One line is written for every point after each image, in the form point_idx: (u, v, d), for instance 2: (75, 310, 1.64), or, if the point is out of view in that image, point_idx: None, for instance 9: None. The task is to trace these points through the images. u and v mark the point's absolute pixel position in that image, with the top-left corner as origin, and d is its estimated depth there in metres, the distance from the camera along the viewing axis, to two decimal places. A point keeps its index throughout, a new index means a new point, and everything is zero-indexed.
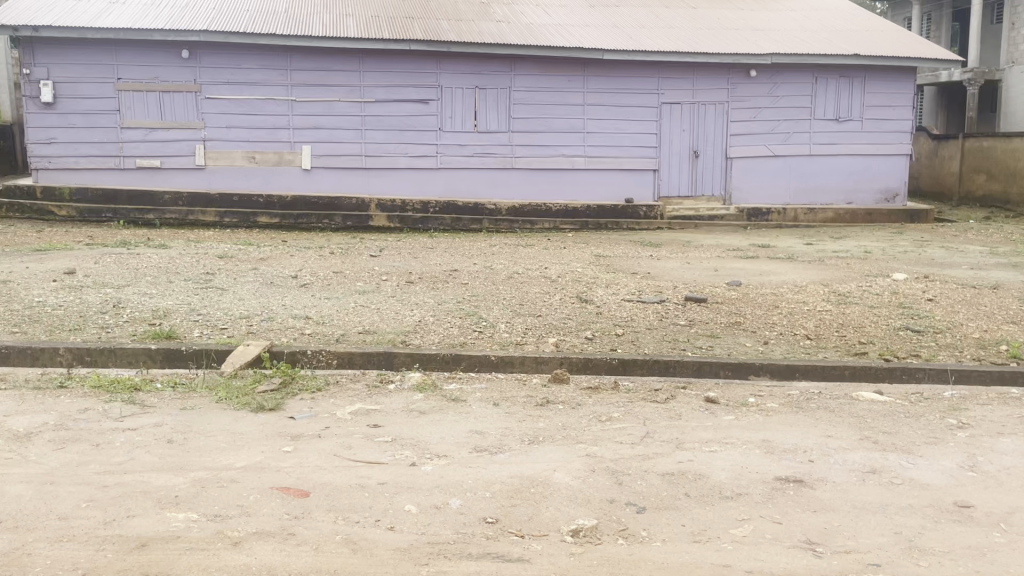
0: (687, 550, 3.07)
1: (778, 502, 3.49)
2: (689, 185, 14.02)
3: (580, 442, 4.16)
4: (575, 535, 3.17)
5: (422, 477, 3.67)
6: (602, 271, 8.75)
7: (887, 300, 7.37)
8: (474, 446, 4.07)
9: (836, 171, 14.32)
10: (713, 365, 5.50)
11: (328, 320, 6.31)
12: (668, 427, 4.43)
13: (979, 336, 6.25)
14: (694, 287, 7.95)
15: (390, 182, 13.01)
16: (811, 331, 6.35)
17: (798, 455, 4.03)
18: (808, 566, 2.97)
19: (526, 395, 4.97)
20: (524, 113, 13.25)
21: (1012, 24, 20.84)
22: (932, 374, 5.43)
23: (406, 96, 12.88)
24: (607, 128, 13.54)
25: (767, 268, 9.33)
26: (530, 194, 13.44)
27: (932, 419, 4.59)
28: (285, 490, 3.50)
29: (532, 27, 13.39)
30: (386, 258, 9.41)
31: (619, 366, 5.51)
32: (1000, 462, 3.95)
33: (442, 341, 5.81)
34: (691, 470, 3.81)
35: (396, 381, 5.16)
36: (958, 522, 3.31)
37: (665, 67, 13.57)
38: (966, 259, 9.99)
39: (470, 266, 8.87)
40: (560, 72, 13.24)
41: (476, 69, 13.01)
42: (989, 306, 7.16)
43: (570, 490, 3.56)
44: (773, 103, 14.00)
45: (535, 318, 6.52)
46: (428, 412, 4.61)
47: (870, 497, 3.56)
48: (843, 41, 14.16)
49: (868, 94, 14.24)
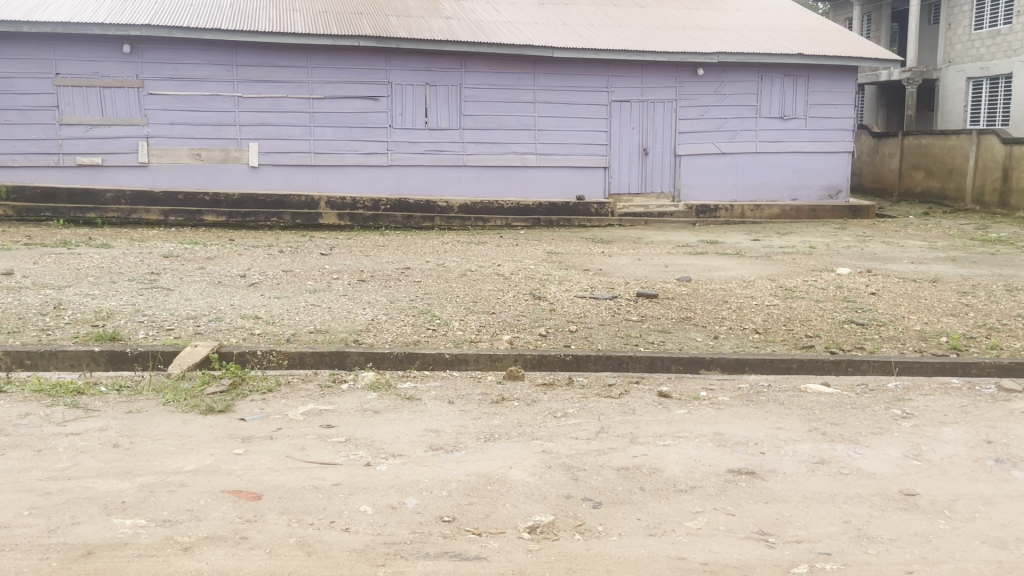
0: (644, 544, 3.09)
1: (731, 494, 3.55)
2: (639, 183, 14.16)
3: (536, 438, 4.16)
4: (532, 532, 3.16)
5: (377, 477, 3.63)
6: (554, 268, 8.77)
7: (832, 294, 7.53)
8: (429, 445, 4.04)
9: (782, 168, 14.58)
10: (666, 360, 5.56)
11: (277, 319, 6.21)
12: (622, 422, 4.47)
13: (920, 329, 6.42)
14: (646, 283, 8.01)
15: (339, 180, 12.87)
16: (759, 325, 6.47)
17: (749, 447, 4.10)
18: (761, 557, 3.01)
19: (481, 392, 4.95)
20: (474, 109, 13.22)
21: (948, 24, 21.39)
22: (876, 366, 5.56)
23: (355, 93, 12.74)
24: (558, 126, 13.59)
25: (715, 263, 9.46)
26: (482, 191, 13.43)
27: (878, 410, 4.70)
28: (236, 493, 3.43)
29: (483, 24, 13.35)
30: (338, 257, 9.27)
31: (573, 362, 5.54)
32: (943, 450, 4.07)
33: (395, 340, 5.76)
34: (646, 463, 3.85)
35: (348, 381, 5.09)
36: (904, 510, 3.40)
37: (615, 65, 13.66)
38: (908, 254, 10.28)
39: (422, 264, 8.81)
40: (511, 70, 13.24)
41: (427, 65, 12.93)
42: (930, 300, 7.36)
43: (527, 487, 3.56)
44: (720, 100, 14.19)
45: (489, 316, 6.50)
46: (383, 411, 4.56)
47: (819, 487, 3.63)
48: (788, 41, 14.42)
49: (812, 92, 14.52)
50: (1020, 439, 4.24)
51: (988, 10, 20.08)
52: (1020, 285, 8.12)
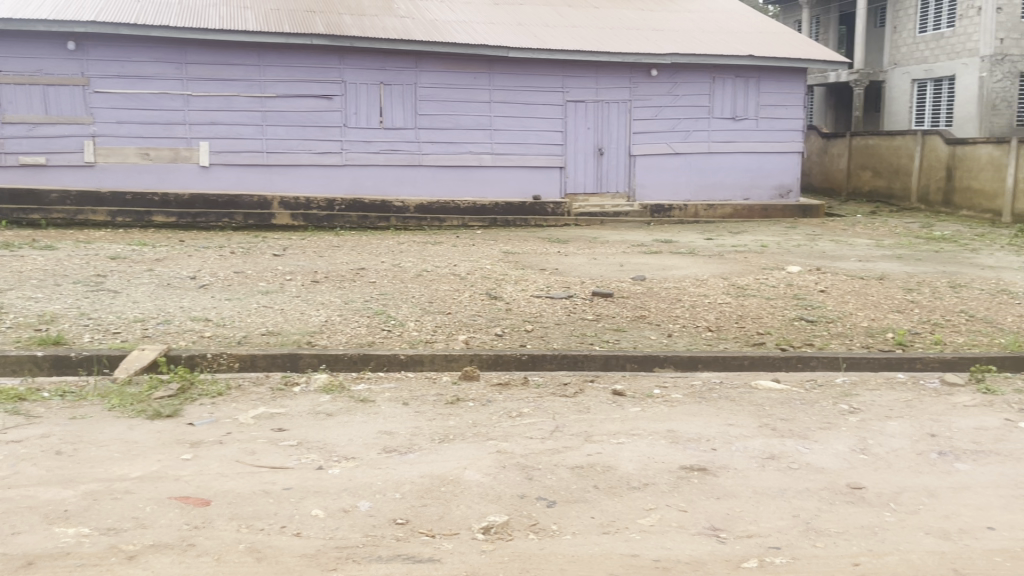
0: (597, 542, 3.11)
1: (683, 490, 3.58)
2: (594, 183, 14.22)
3: (491, 439, 4.15)
4: (486, 532, 3.16)
5: (330, 480, 3.59)
6: (510, 268, 8.78)
7: (782, 292, 7.66)
8: (383, 447, 4.01)
9: (734, 168, 14.78)
10: (621, 358, 5.59)
11: (228, 321, 6.10)
12: (577, 420, 4.48)
13: (868, 325, 6.56)
14: (601, 282, 8.06)
15: (293, 180, 12.70)
16: (712, 323, 6.54)
17: (701, 444, 4.14)
18: (712, 552, 3.05)
19: (436, 393, 4.93)
20: (429, 109, 13.16)
21: (894, 27, 21.91)
22: (824, 362, 5.66)
23: (308, 92, 12.59)
24: (514, 126, 13.60)
25: (669, 262, 9.57)
26: (438, 191, 13.37)
27: (827, 405, 4.79)
28: (184, 499, 3.36)
29: (437, 23, 13.30)
30: (290, 257, 9.17)
31: (528, 361, 5.54)
32: (889, 444, 4.16)
33: (350, 342, 5.71)
34: (600, 462, 3.87)
35: (301, 384, 5.03)
36: (851, 503, 3.47)
37: (570, 65, 13.71)
38: (855, 252, 10.51)
39: (377, 264, 8.75)
40: (466, 70, 13.21)
41: (382, 64, 12.85)
42: (877, 297, 7.53)
43: (481, 488, 3.55)
44: (673, 101, 14.34)
45: (444, 316, 6.48)
46: (336, 414, 4.51)
47: (769, 482, 3.69)
48: (739, 43, 14.64)
49: (763, 93, 14.75)
50: (962, 432, 4.35)
51: (931, 14, 20.60)
52: (963, 281, 8.36)
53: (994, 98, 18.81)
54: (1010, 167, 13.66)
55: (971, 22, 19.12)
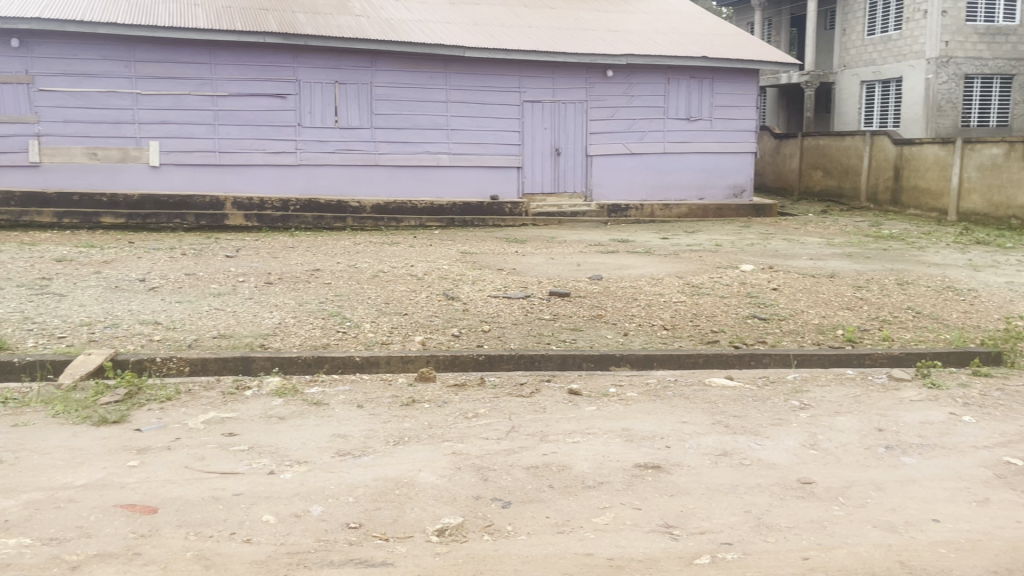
0: (551, 542, 3.11)
1: (637, 488, 3.61)
2: (552, 183, 14.26)
3: (446, 440, 4.13)
4: (441, 534, 3.14)
5: (281, 485, 3.53)
6: (467, 268, 8.76)
7: (735, 290, 7.76)
8: (336, 450, 3.97)
9: (689, 168, 14.94)
10: (578, 357, 5.61)
11: (178, 325, 5.99)
12: (533, 420, 4.48)
13: (818, 323, 6.68)
14: (558, 282, 8.08)
15: (246, 180, 12.52)
16: (667, 322, 6.60)
17: (656, 442, 4.17)
18: (665, 549, 3.07)
19: (391, 395, 4.89)
20: (385, 109, 13.07)
21: (843, 30, 22.36)
22: (776, 359, 5.75)
23: (261, 90, 12.42)
24: (471, 126, 13.58)
25: (626, 262, 9.64)
26: (394, 191, 13.28)
27: (778, 401, 4.87)
28: (130, 507, 3.29)
29: (392, 22, 13.22)
30: (243, 259, 9.03)
31: (485, 361, 5.52)
32: (839, 439, 4.24)
33: (304, 344, 5.64)
34: (555, 461, 3.87)
35: (253, 387, 4.95)
36: (802, 498, 3.52)
37: (526, 65, 13.73)
38: (807, 250, 10.70)
39: (332, 265, 8.66)
40: (422, 69, 13.15)
41: (336, 63, 12.73)
42: (827, 294, 7.66)
43: (436, 489, 3.53)
44: (629, 102, 14.45)
45: (400, 317, 6.44)
46: (288, 417, 4.45)
47: (722, 478, 3.73)
48: (693, 44, 14.80)
49: (716, 94, 14.94)
50: (909, 426, 4.45)
51: (878, 17, 21.04)
52: (910, 279, 8.55)
53: (939, 99, 19.25)
54: (955, 167, 14.02)
55: (917, 25, 19.56)
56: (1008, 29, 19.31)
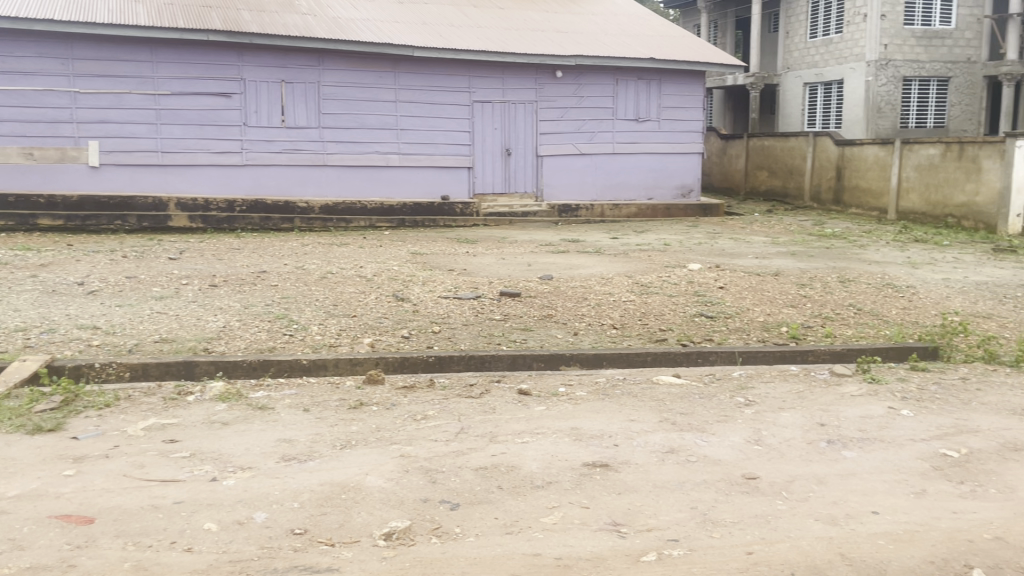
0: (500, 543, 3.10)
1: (586, 487, 3.62)
2: (502, 183, 14.25)
3: (394, 443, 4.09)
4: (388, 538, 3.10)
5: (224, 493, 3.46)
6: (418, 269, 8.70)
7: (684, 289, 7.86)
8: (281, 455, 3.90)
9: (639, 168, 15.09)
10: (527, 357, 5.61)
11: (119, 329, 5.83)
12: (482, 421, 4.47)
13: (764, 320, 6.80)
14: (509, 282, 8.08)
15: (189, 180, 12.25)
16: (616, 321, 6.64)
17: (604, 440, 4.19)
18: (613, 547, 3.08)
19: (338, 398, 4.83)
20: (333, 108, 12.93)
21: (787, 33, 22.82)
22: (722, 356, 5.82)
23: (205, 89, 12.18)
24: (421, 126, 13.50)
25: (576, 261, 9.69)
26: (343, 191, 13.14)
27: (724, 398, 4.94)
28: (66, 518, 3.19)
29: (340, 21, 13.08)
30: (187, 261, 8.84)
31: (435, 363, 5.49)
32: (782, 434, 4.32)
33: (249, 347, 5.54)
34: (503, 462, 3.86)
35: (196, 393, 4.84)
36: (746, 493, 3.58)
37: (475, 65, 13.71)
38: (752, 249, 10.90)
39: (279, 267, 8.53)
40: (371, 69, 13.04)
41: (282, 62, 12.54)
42: (773, 292, 7.80)
43: (383, 493, 3.49)
44: (578, 103, 14.53)
45: (349, 319, 6.37)
46: (232, 423, 4.36)
47: (668, 475, 3.76)
48: (641, 46, 14.94)
49: (664, 95, 15.10)
50: (850, 421, 4.56)
51: (820, 20, 21.51)
52: (851, 276, 8.75)
53: (879, 101, 19.80)
54: (894, 167, 14.40)
55: (858, 29, 20.03)
56: (944, 32, 19.84)
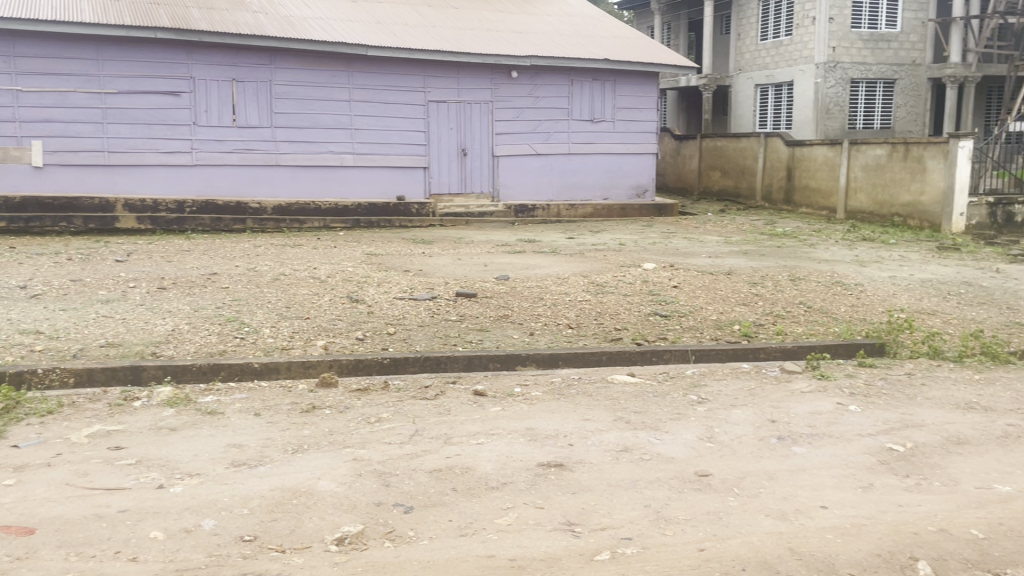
0: (454, 546, 3.08)
1: (540, 487, 3.62)
2: (458, 183, 14.20)
3: (347, 446, 4.05)
4: (340, 543, 3.07)
5: (171, 500, 3.38)
6: (372, 270, 8.62)
7: (638, 288, 7.92)
8: (231, 461, 3.83)
9: (594, 169, 15.17)
10: (483, 358, 5.59)
11: (63, 334, 5.67)
12: (437, 423, 4.45)
13: (717, 318, 6.88)
14: (465, 283, 8.05)
15: (138, 181, 11.99)
16: (572, 321, 6.67)
17: (558, 440, 4.20)
18: (566, 547, 3.09)
19: (290, 402, 4.77)
20: (285, 108, 12.77)
21: (738, 35, 23.16)
22: (676, 355, 5.88)
23: (154, 88, 11.93)
24: (375, 125, 13.40)
25: (532, 261, 9.71)
26: (296, 191, 12.98)
27: (677, 396, 4.98)
28: (4, 529, 3.08)
29: (291, 19, 12.91)
30: (135, 263, 8.65)
31: (390, 365, 5.44)
32: (734, 431, 4.37)
33: (199, 351, 5.44)
34: (458, 464, 3.85)
35: (142, 398, 4.73)
36: (699, 490, 3.61)
37: (430, 65, 13.65)
38: (706, 248, 11.03)
39: (230, 268, 8.39)
40: (324, 68, 12.89)
41: (233, 60, 12.33)
42: (725, 291, 7.91)
43: (335, 497, 3.45)
44: (533, 103, 14.55)
45: (303, 321, 6.29)
46: (180, 428, 4.27)
47: (622, 474, 3.78)
48: (596, 47, 15.02)
49: (618, 96, 15.21)
50: (799, 417, 4.64)
51: (770, 22, 21.87)
52: (801, 275, 8.90)
53: (827, 103, 20.21)
54: (842, 167, 14.70)
55: (807, 31, 20.41)
56: (890, 35, 20.33)
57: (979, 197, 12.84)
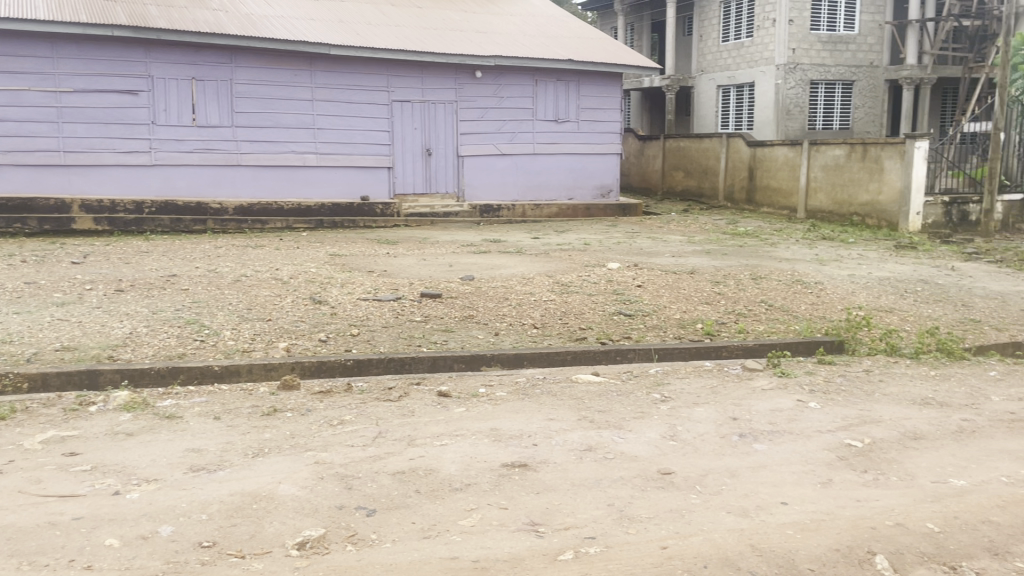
0: (416, 548, 3.06)
1: (504, 487, 3.61)
2: (423, 183, 14.14)
3: (309, 450, 4.00)
4: (301, 548, 3.03)
5: (127, 507, 3.32)
6: (336, 271, 8.55)
7: (603, 288, 7.95)
8: (189, 466, 3.77)
9: (559, 169, 15.21)
10: (447, 359, 5.57)
11: (15, 338, 5.54)
12: (400, 425, 4.42)
13: (680, 317, 6.94)
14: (429, 283, 8.01)
15: (95, 181, 11.76)
16: (537, 320, 6.67)
17: (523, 440, 4.20)
18: (530, 547, 3.08)
19: (251, 405, 4.70)
20: (246, 107, 12.61)
21: (700, 36, 23.39)
22: (640, 354, 5.92)
23: (111, 86, 11.71)
24: (338, 125, 13.29)
25: (497, 261, 9.70)
26: (258, 192, 12.83)
27: (641, 395, 5.01)
28: None
29: (252, 17, 12.76)
30: (91, 265, 8.48)
31: (353, 366, 5.40)
32: (696, 429, 4.40)
33: (157, 354, 5.35)
34: (421, 466, 3.82)
35: (98, 403, 4.64)
36: (661, 488, 3.63)
37: (394, 64, 13.57)
38: (669, 248, 11.11)
39: (190, 270, 8.26)
40: (286, 67, 12.75)
41: (193, 59, 12.15)
42: (688, 290, 7.98)
43: (296, 502, 3.41)
44: (498, 103, 14.54)
45: (264, 323, 6.21)
46: (137, 433, 4.19)
47: (586, 473, 3.79)
48: (560, 47, 15.06)
49: (582, 97, 15.26)
50: (760, 414, 4.69)
51: (732, 24, 22.12)
52: (763, 273, 9.00)
53: (787, 103, 20.50)
54: (803, 168, 14.91)
55: (767, 33, 20.68)
56: (848, 37, 20.68)
57: (934, 197, 13.11)
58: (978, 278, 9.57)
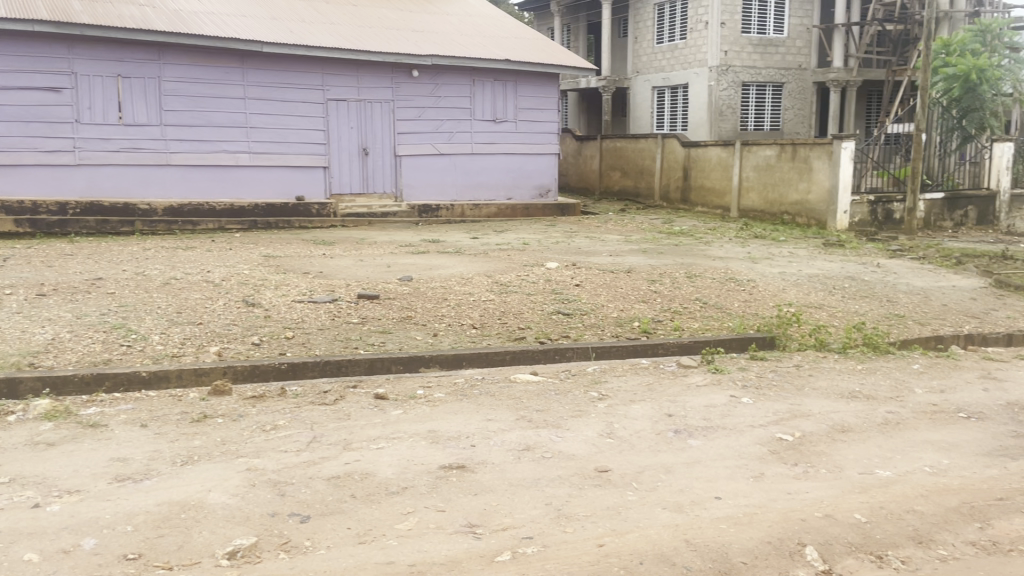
0: (352, 554, 3.01)
1: (441, 490, 3.59)
2: (360, 183, 13.99)
3: (241, 456, 3.91)
4: (232, 557, 2.96)
5: (48, 520, 3.19)
6: (270, 273, 8.38)
7: (541, 287, 7.98)
8: (115, 475, 3.64)
9: (497, 169, 15.21)
10: (385, 361, 5.50)
11: None
12: (336, 429, 4.35)
13: (617, 316, 7.00)
14: (366, 284, 7.91)
15: (14, 182, 11.31)
16: (476, 321, 6.66)
17: (460, 441, 4.17)
18: (467, 549, 3.07)
19: (181, 411, 4.57)
20: (176, 105, 12.27)
21: (636, 37, 23.67)
22: (578, 353, 5.96)
23: (31, 83, 11.27)
24: (272, 124, 13.04)
25: (435, 262, 9.65)
26: (189, 192, 12.51)
27: (578, 394, 5.03)
28: None
29: (181, 13, 12.42)
30: (12, 269, 8.15)
31: (287, 370, 5.30)
32: (632, 426, 4.45)
33: (81, 361, 5.16)
34: (357, 470, 3.77)
35: (17, 412, 4.45)
36: (598, 486, 3.66)
37: (329, 63, 13.39)
38: (607, 247, 11.21)
39: (118, 273, 8.00)
40: (217, 64, 12.46)
41: (119, 56, 11.76)
42: (625, 288, 8.06)
43: (228, 510, 3.32)
44: (435, 102, 14.46)
45: (195, 327, 6.05)
46: (59, 443, 4.03)
47: (523, 473, 3.79)
48: (497, 47, 15.07)
49: (520, 97, 15.29)
50: (695, 410, 4.76)
51: (666, 26, 22.46)
52: (697, 272, 9.16)
53: (720, 105, 20.91)
54: (735, 167, 15.23)
55: (700, 35, 21.06)
56: (777, 41, 21.20)
57: (861, 196, 13.52)
58: (902, 274, 9.90)
